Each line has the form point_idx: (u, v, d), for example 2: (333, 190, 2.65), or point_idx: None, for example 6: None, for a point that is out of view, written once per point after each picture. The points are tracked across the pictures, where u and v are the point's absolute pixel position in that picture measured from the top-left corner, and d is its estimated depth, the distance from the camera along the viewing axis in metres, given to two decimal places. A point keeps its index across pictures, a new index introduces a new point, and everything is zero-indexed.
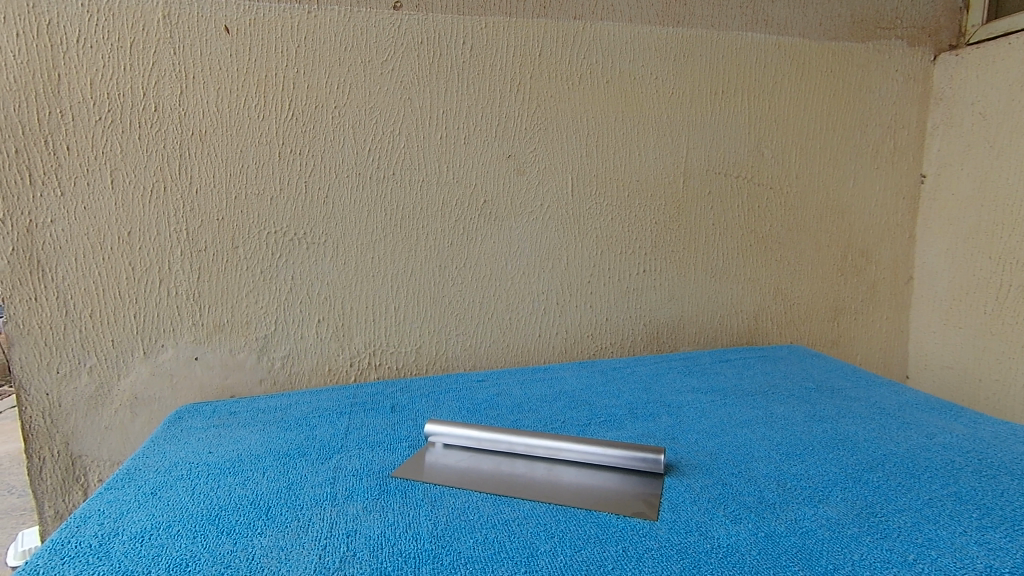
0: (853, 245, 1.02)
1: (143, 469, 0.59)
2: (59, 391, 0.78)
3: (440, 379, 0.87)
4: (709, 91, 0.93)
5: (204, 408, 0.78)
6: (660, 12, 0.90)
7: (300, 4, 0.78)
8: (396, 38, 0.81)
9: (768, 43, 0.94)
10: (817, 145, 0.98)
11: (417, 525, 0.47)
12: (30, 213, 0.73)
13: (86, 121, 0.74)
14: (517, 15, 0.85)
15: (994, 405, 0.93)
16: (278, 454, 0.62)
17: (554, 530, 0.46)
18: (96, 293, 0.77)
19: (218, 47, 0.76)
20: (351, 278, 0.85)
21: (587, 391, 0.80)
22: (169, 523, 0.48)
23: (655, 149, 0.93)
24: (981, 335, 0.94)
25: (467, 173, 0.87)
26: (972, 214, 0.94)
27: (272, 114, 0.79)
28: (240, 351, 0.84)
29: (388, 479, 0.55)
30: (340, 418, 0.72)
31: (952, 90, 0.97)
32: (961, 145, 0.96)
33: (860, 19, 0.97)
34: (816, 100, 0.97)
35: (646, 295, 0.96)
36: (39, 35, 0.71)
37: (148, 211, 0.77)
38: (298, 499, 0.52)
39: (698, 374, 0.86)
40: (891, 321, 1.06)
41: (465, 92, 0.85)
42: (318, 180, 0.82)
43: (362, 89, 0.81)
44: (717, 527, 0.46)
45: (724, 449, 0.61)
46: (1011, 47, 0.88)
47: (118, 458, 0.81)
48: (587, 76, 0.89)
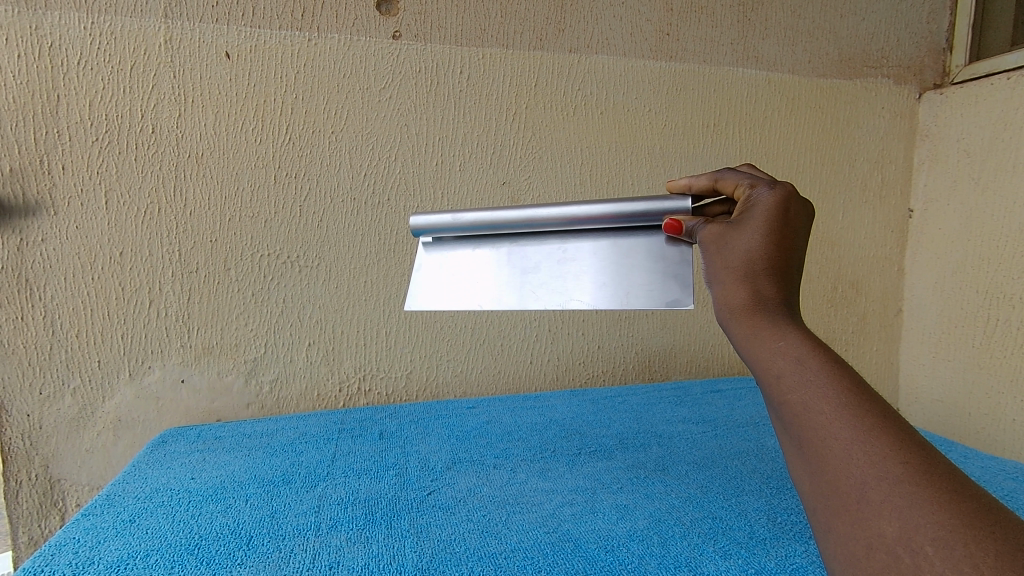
0: (843, 277, 1.03)
1: (123, 494, 0.58)
2: (40, 412, 0.76)
3: (430, 405, 0.86)
4: (701, 124, 0.95)
5: (188, 431, 0.77)
6: (653, 46, 0.92)
7: (300, 32, 0.79)
8: (394, 67, 0.83)
9: (758, 79, 0.97)
10: (806, 178, 1.00)
11: (402, 556, 0.46)
12: (21, 231, 0.73)
13: (83, 142, 0.74)
14: (514, 47, 0.87)
15: (984, 439, 0.93)
16: (262, 480, 0.61)
17: (542, 565, 0.45)
18: (84, 312, 0.77)
19: (218, 72, 0.77)
20: (343, 302, 0.85)
21: (578, 420, 0.80)
22: (147, 553, 0.47)
23: (648, 180, 0.94)
24: (970, 368, 0.94)
25: (461, 200, 0.87)
26: (959, 249, 0.96)
27: (270, 138, 0.80)
28: (228, 374, 0.83)
29: (374, 509, 0.55)
30: (328, 444, 0.71)
31: (938, 127, 1.00)
32: (946, 180, 0.98)
33: (847, 57, 1.00)
34: (805, 134, 0.99)
35: (639, 324, 0.97)
36: (40, 57, 0.72)
37: (141, 232, 0.77)
38: (281, 528, 0.51)
39: (689, 404, 0.86)
40: (881, 353, 1.07)
41: (461, 120, 0.86)
42: (313, 204, 0.82)
43: (360, 115, 0.82)
44: (706, 562, 0.46)
45: (715, 482, 0.61)
46: (993, 87, 0.91)
47: (97, 483, 0.79)
48: (582, 107, 0.90)
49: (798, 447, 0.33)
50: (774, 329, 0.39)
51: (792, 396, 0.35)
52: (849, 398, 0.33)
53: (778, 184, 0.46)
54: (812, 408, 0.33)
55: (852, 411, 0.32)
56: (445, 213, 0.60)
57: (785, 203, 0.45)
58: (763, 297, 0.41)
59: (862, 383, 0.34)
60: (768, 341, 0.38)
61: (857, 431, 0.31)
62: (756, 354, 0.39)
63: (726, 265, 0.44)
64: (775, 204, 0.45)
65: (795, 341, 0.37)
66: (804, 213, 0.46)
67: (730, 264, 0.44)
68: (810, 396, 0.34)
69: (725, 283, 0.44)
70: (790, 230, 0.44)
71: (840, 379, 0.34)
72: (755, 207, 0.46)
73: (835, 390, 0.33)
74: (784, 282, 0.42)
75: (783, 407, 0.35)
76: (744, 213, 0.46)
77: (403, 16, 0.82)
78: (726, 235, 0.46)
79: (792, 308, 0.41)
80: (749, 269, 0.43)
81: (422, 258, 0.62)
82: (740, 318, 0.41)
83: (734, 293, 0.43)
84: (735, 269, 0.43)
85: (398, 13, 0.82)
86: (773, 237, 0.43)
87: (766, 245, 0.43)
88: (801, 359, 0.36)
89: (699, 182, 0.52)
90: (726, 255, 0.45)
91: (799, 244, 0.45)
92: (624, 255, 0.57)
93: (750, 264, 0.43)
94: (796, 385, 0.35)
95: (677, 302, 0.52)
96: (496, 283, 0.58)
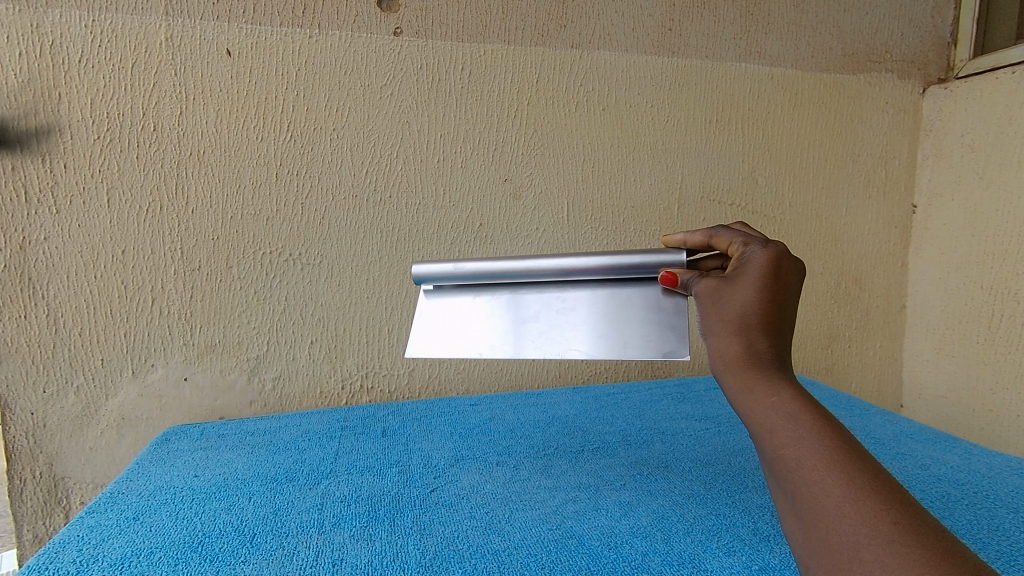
0: (847, 273, 1.03)
1: (126, 492, 0.58)
2: (44, 410, 0.76)
3: (433, 403, 0.86)
4: (703, 120, 0.95)
5: (192, 429, 0.77)
6: (656, 41, 0.91)
7: (301, 28, 0.79)
8: (395, 63, 0.83)
9: (761, 74, 0.96)
10: (810, 174, 1.00)
11: (405, 554, 0.46)
12: (23, 230, 0.73)
13: (84, 140, 0.74)
14: (515, 42, 0.86)
15: (989, 435, 0.93)
16: (264, 478, 0.61)
17: (545, 560, 0.45)
18: (87, 311, 0.77)
19: (219, 69, 0.77)
20: (345, 300, 0.85)
21: (581, 417, 0.79)
22: (150, 550, 0.47)
23: (651, 176, 0.94)
24: (975, 364, 0.94)
25: (463, 197, 0.87)
26: (963, 244, 0.95)
27: (271, 136, 0.80)
28: (231, 371, 0.83)
29: (377, 506, 0.55)
30: (330, 442, 0.71)
31: (942, 122, 0.99)
32: (950, 176, 0.97)
33: (851, 52, 1.00)
34: (808, 130, 0.99)
35: None
36: (41, 55, 0.72)
37: (143, 230, 0.77)
38: (284, 526, 0.51)
39: (692, 401, 0.85)
40: (885, 350, 1.06)
41: (463, 117, 0.86)
42: (314, 201, 0.82)
43: (361, 112, 0.82)
44: (711, 559, 0.46)
45: (718, 478, 0.61)
46: (998, 81, 0.90)
47: (101, 481, 0.80)
48: (584, 103, 0.90)
49: (790, 502, 0.34)
50: (767, 383, 0.39)
51: (784, 451, 0.36)
52: (840, 456, 0.34)
53: (770, 242, 0.46)
54: (804, 464, 0.34)
55: (844, 469, 0.33)
56: (446, 261, 0.60)
57: (777, 260, 0.45)
58: (756, 351, 0.41)
59: (853, 441, 0.35)
60: (761, 396, 0.39)
61: (847, 489, 0.32)
62: (749, 410, 0.39)
63: (719, 318, 0.44)
64: (767, 261, 0.45)
65: (788, 396, 0.38)
66: (795, 270, 0.45)
67: (723, 318, 0.44)
68: (803, 451, 0.35)
69: (719, 336, 0.44)
70: (782, 287, 0.44)
71: (832, 438, 0.35)
72: (749, 263, 0.45)
73: (826, 448, 0.34)
74: (778, 338, 0.42)
75: (776, 461, 0.36)
76: (737, 269, 0.46)
77: (404, 12, 0.82)
78: (720, 289, 0.46)
79: (787, 365, 0.41)
80: (743, 323, 0.43)
81: (424, 306, 0.61)
82: (735, 371, 0.41)
83: (728, 346, 0.43)
84: (729, 322, 0.43)
85: (400, 9, 0.82)
86: (764, 293, 0.43)
87: (759, 299, 0.43)
88: (794, 415, 0.37)
89: (693, 239, 0.54)
90: (721, 308, 0.44)
91: (792, 299, 0.45)
92: (623, 307, 0.57)
93: (744, 318, 0.43)
94: (789, 440, 0.36)
95: (673, 353, 0.53)
96: (496, 331, 0.58)
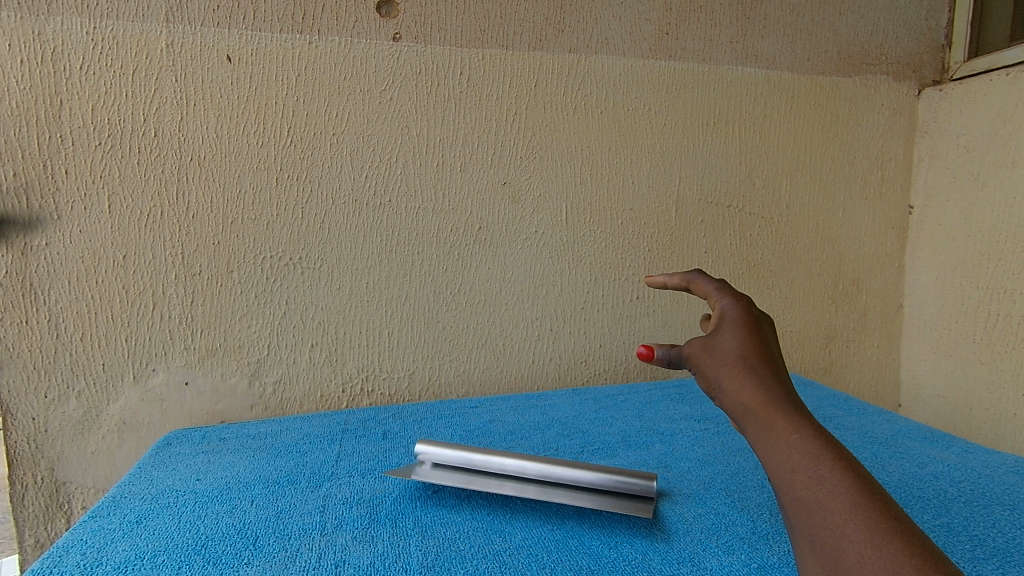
0: (844, 274, 1.03)
1: (129, 496, 0.58)
2: (46, 415, 0.77)
3: (432, 406, 0.86)
4: (701, 122, 0.95)
5: (193, 433, 0.77)
6: (652, 46, 0.92)
7: (301, 35, 0.80)
8: (394, 68, 0.83)
9: (757, 77, 0.97)
10: (807, 175, 1.00)
11: (407, 555, 0.47)
12: (25, 236, 0.74)
13: (85, 146, 0.75)
14: (514, 47, 0.87)
15: (986, 434, 0.93)
16: (267, 481, 0.61)
17: (546, 561, 0.46)
18: (89, 316, 0.77)
19: (219, 75, 0.78)
20: (345, 303, 0.85)
21: (581, 418, 0.80)
22: (154, 553, 0.47)
23: (648, 178, 0.94)
24: (972, 363, 0.95)
25: (462, 200, 0.88)
26: (960, 244, 0.96)
27: (271, 141, 0.80)
28: (232, 375, 0.83)
29: (377, 508, 0.55)
30: (331, 444, 0.71)
31: (937, 123, 1.00)
32: (946, 177, 0.98)
33: (847, 55, 1.00)
34: (804, 132, 1.00)
35: (640, 322, 0.97)
36: (42, 62, 0.72)
37: (144, 234, 0.78)
38: (286, 528, 0.52)
39: (691, 402, 0.86)
40: (883, 350, 1.07)
41: (462, 121, 0.86)
42: (315, 206, 0.82)
43: (360, 117, 0.83)
44: (710, 557, 0.46)
45: (717, 478, 0.61)
46: (992, 83, 0.91)
47: (102, 485, 0.80)
48: (582, 106, 0.91)
49: (811, 544, 0.34)
50: (787, 420, 0.39)
51: (805, 492, 0.36)
52: (864, 500, 0.34)
53: (738, 296, 0.49)
54: (826, 507, 0.35)
55: (866, 513, 0.34)
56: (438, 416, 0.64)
57: (748, 309, 0.48)
58: (768, 390, 0.41)
59: (875, 486, 0.35)
60: (780, 433, 0.39)
61: (869, 535, 0.32)
62: (767, 448, 0.39)
63: (722, 363, 0.43)
64: (743, 309, 0.47)
65: (808, 435, 0.38)
66: (765, 321, 0.48)
67: (726, 362, 0.43)
68: (824, 493, 0.35)
69: (729, 377, 0.42)
70: (762, 332, 0.46)
71: (853, 481, 0.35)
72: (726, 314, 0.47)
73: (849, 492, 0.35)
74: (782, 376, 0.42)
75: (794, 500, 0.36)
76: (716, 321, 0.47)
77: (403, 18, 0.83)
78: (710, 341, 0.45)
79: (800, 404, 0.41)
80: (746, 362, 0.42)
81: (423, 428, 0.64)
82: (752, 411, 0.40)
83: (740, 386, 0.42)
84: (733, 363, 0.43)
85: (398, 15, 0.83)
86: (753, 336, 0.44)
87: (750, 342, 0.44)
88: (815, 455, 0.37)
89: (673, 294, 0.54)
90: (716, 354, 0.44)
91: (772, 345, 0.46)
92: None
93: (745, 360, 0.43)
94: (810, 481, 0.36)
95: None
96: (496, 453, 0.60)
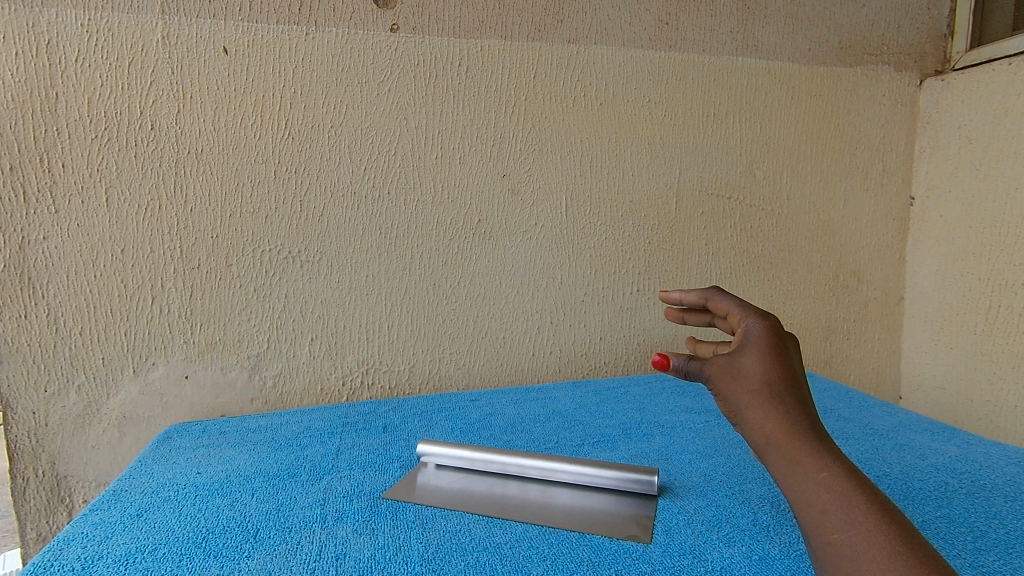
0: (845, 265, 1.03)
1: (130, 489, 0.58)
2: (46, 410, 0.77)
3: (433, 399, 0.86)
4: (701, 113, 0.95)
5: (193, 427, 0.77)
6: (653, 36, 0.92)
7: (298, 26, 0.79)
8: (393, 59, 0.82)
9: (758, 68, 0.96)
10: (807, 166, 1.00)
11: (408, 547, 0.47)
12: (23, 230, 0.73)
13: (82, 139, 0.74)
14: (512, 38, 0.86)
15: (986, 426, 0.94)
16: (267, 474, 0.61)
17: (547, 553, 0.46)
18: (88, 310, 0.77)
19: (217, 68, 0.77)
20: (345, 297, 0.85)
21: (582, 411, 0.80)
22: (154, 546, 0.48)
23: (649, 170, 0.94)
24: (973, 355, 0.95)
25: (461, 193, 0.87)
26: (961, 236, 0.96)
27: (269, 134, 0.80)
28: (232, 369, 0.83)
29: (378, 500, 0.55)
30: (332, 438, 0.71)
31: (938, 114, 0.99)
32: (948, 168, 0.98)
33: (848, 45, 0.99)
34: (805, 123, 0.99)
35: (640, 315, 0.97)
36: (38, 54, 0.71)
37: (142, 228, 0.77)
38: (287, 520, 0.52)
39: (692, 394, 0.86)
40: (884, 342, 1.07)
41: (461, 113, 0.86)
42: (313, 198, 0.82)
43: (359, 109, 0.82)
44: (711, 549, 0.46)
45: (718, 469, 0.61)
46: (995, 73, 0.91)
47: (103, 479, 0.80)
48: (582, 98, 0.90)
49: None
50: (816, 458, 0.39)
51: (837, 536, 0.36)
52: (900, 546, 0.34)
53: (762, 314, 0.47)
54: (860, 552, 0.34)
55: (903, 561, 0.33)
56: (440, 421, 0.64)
57: (773, 329, 0.46)
58: (794, 422, 0.41)
59: (911, 531, 0.35)
60: (810, 472, 0.39)
61: None
62: (795, 486, 0.39)
63: (746, 392, 0.43)
64: (768, 329, 0.46)
65: (838, 474, 0.38)
66: (789, 340, 0.47)
67: (750, 390, 0.43)
68: (857, 538, 0.35)
69: (753, 408, 0.42)
70: (786, 355, 0.44)
71: (886, 525, 0.35)
72: (749, 336, 0.46)
73: (884, 537, 0.34)
74: (806, 406, 0.42)
75: (825, 544, 0.36)
76: (738, 342, 0.46)
77: (401, 9, 0.82)
78: (731, 366, 0.44)
79: (826, 437, 0.41)
80: (771, 392, 0.42)
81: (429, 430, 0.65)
82: (778, 446, 0.41)
83: (765, 418, 0.42)
84: (757, 393, 0.42)
85: (396, 5, 0.82)
86: (777, 362, 0.43)
87: (774, 368, 0.43)
88: (847, 496, 0.37)
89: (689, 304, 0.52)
90: (739, 382, 0.43)
91: (796, 368, 0.45)
92: None
93: (770, 389, 0.42)
94: (842, 525, 0.36)
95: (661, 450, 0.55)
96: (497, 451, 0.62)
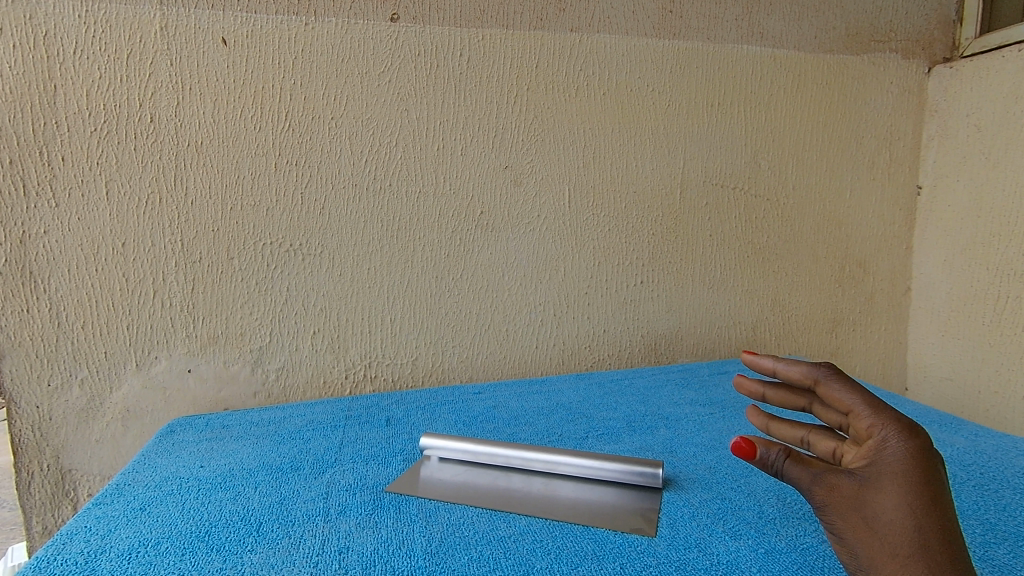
0: (851, 256, 1.02)
1: (133, 483, 0.58)
2: (50, 404, 0.77)
3: (436, 392, 0.85)
4: (706, 102, 0.94)
5: (197, 421, 0.77)
6: (656, 24, 0.90)
7: (297, 16, 0.78)
8: (393, 50, 0.82)
9: (764, 56, 0.95)
10: (813, 155, 0.99)
11: (412, 541, 0.47)
12: (24, 224, 0.73)
13: (82, 132, 0.74)
14: (514, 27, 0.85)
15: (993, 417, 0.93)
16: (270, 468, 0.61)
17: (551, 547, 0.46)
18: (90, 304, 0.77)
19: (216, 59, 0.76)
20: (347, 290, 0.85)
21: (585, 403, 0.79)
22: (157, 540, 0.47)
23: (652, 160, 0.93)
24: (981, 346, 0.94)
25: (463, 185, 0.87)
26: (969, 225, 0.94)
27: (269, 126, 0.79)
28: (235, 362, 0.83)
29: (381, 494, 0.55)
30: (335, 431, 0.71)
31: (947, 102, 0.98)
32: (956, 156, 0.96)
33: (855, 32, 0.98)
34: (811, 111, 0.98)
35: (644, 307, 0.96)
36: (35, 46, 0.71)
37: (143, 221, 0.77)
38: (290, 514, 0.51)
39: (696, 386, 0.85)
40: (890, 333, 1.06)
41: (462, 104, 0.85)
42: (315, 191, 0.82)
43: (359, 100, 0.81)
44: (717, 542, 0.46)
45: (723, 462, 0.61)
46: (1005, 60, 0.89)
47: (108, 473, 0.80)
48: (584, 87, 0.89)
49: None
50: None
51: None
52: None
53: (901, 424, 0.37)
54: None
55: None
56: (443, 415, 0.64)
57: (917, 451, 0.36)
58: None
59: None
60: None
61: None
62: None
63: (880, 538, 0.36)
64: (911, 450, 0.36)
65: None
66: (936, 459, 0.37)
67: (889, 540, 0.35)
68: None
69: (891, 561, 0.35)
70: (936, 490, 0.36)
71: None
72: (882, 459, 0.37)
73: None
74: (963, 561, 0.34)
75: None
76: (868, 467, 0.37)
77: None
78: (860, 500, 0.37)
79: None
80: (916, 547, 0.34)
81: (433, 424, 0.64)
82: None
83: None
84: (896, 545, 0.35)
85: None
86: (922, 504, 0.35)
87: (917, 513, 0.35)
88: None
89: (790, 376, 0.43)
90: (872, 524, 0.36)
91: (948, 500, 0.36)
92: None
93: (914, 542, 0.35)
94: None
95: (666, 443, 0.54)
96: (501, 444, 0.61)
